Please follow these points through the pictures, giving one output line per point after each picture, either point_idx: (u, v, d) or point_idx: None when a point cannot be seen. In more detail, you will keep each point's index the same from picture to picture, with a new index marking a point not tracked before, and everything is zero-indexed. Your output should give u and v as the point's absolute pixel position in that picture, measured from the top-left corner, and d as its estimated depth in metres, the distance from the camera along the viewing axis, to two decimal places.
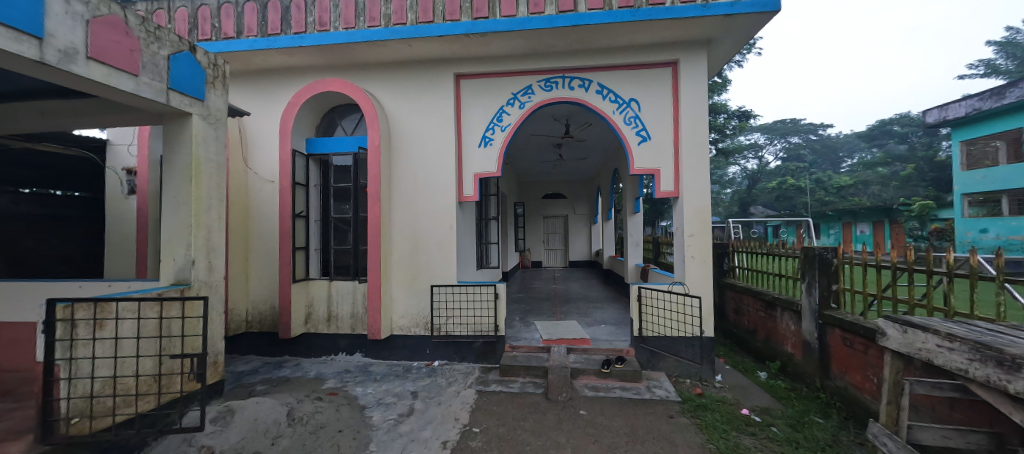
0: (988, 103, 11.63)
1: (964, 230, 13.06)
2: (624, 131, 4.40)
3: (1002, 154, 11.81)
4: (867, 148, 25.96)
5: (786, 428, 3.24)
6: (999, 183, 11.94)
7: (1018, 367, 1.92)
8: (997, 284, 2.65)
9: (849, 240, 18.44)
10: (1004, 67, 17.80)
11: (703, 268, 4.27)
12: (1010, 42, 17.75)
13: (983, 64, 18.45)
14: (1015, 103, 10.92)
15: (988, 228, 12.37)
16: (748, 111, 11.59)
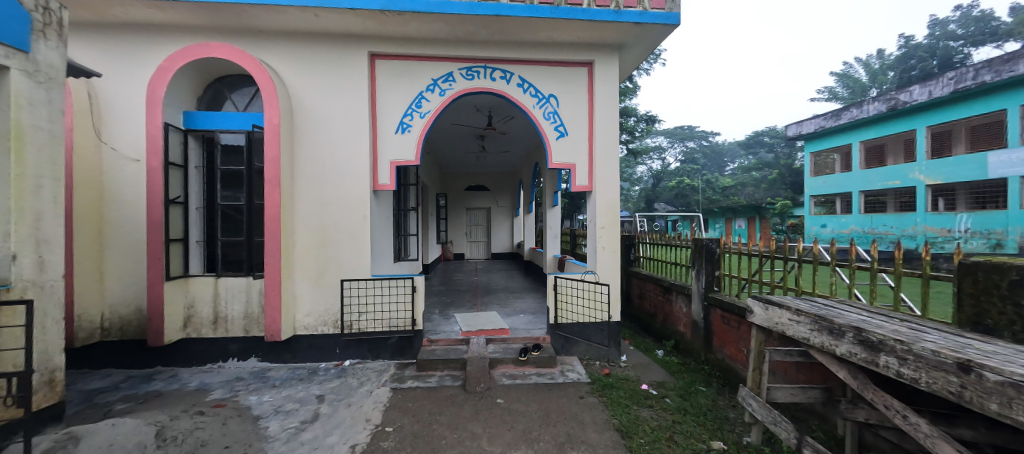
0: (830, 122, 14.56)
1: (811, 225, 15.86)
2: (544, 125, 4.51)
3: (838, 165, 14.86)
4: (745, 155, 30.59)
5: (677, 398, 3.67)
6: (836, 188, 14.78)
7: (842, 334, 2.43)
8: (832, 268, 3.23)
9: (730, 233, 21.64)
10: (841, 94, 22.41)
11: (612, 258, 4.61)
12: (845, 74, 22.25)
13: (827, 91, 22.89)
14: (848, 123, 13.85)
15: (827, 224, 15.22)
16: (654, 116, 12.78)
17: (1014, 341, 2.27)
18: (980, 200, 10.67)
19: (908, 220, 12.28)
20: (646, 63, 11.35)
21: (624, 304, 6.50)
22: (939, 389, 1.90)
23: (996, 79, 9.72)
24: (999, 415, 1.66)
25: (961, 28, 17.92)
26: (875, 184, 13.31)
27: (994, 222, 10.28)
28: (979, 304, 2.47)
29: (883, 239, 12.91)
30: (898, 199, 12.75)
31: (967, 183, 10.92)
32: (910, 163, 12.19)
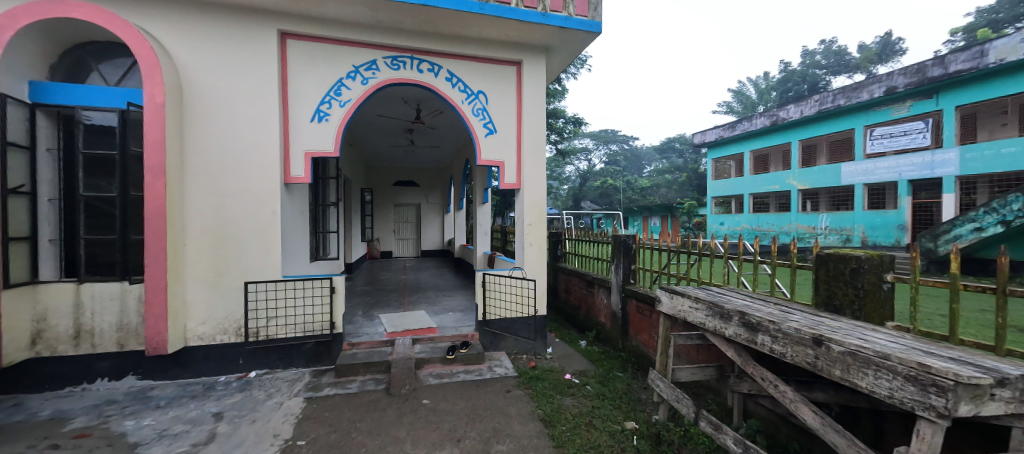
0: (727, 132, 16.53)
1: (712, 223, 17.88)
2: (472, 122, 4.48)
3: (733, 170, 17.01)
4: (659, 159, 33.68)
5: (597, 384, 3.91)
6: (732, 190, 16.86)
7: (729, 317, 2.78)
8: (725, 260, 3.66)
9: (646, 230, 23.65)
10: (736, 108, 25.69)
11: (538, 254, 4.76)
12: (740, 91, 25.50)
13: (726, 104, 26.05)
14: (741, 134, 15.89)
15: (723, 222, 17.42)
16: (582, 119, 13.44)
17: (853, 317, 2.78)
18: (837, 202, 12.92)
19: (784, 219, 14.56)
20: (573, 67, 11.87)
21: (551, 298, 6.76)
22: (799, 360, 2.26)
23: (850, 102, 11.87)
24: (841, 379, 2.02)
25: (824, 59, 21.54)
26: (761, 187, 15.39)
27: (845, 221, 12.51)
28: (830, 289, 2.98)
29: (766, 235, 14.99)
30: (779, 201, 14.93)
31: (827, 188, 13.14)
32: (788, 170, 14.35)
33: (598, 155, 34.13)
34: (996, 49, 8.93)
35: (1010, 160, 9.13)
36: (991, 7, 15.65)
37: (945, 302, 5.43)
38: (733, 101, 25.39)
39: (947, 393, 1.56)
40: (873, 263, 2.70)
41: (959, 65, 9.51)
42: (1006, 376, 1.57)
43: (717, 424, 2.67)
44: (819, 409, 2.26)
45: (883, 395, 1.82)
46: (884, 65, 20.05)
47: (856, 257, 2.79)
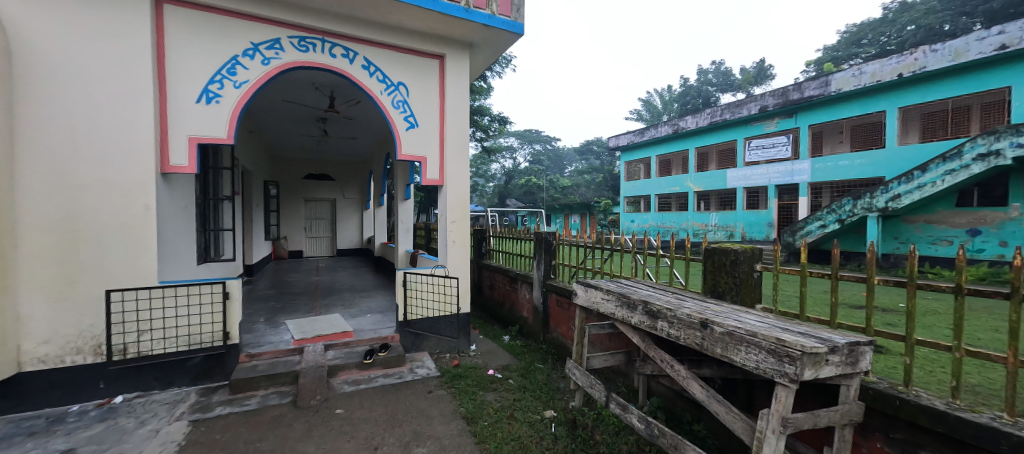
0: (637, 137, 18.11)
1: (625, 221, 19.44)
2: (392, 114, 4.28)
3: (643, 172, 18.72)
4: (579, 160, 35.77)
5: (519, 378, 4.03)
6: (641, 190, 18.48)
7: (634, 306, 3.05)
8: (633, 255, 3.99)
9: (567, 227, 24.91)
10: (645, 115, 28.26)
11: (462, 251, 4.74)
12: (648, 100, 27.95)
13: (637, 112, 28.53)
14: (648, 140, 17.53)
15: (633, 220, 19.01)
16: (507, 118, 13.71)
17: (732, 301, 3.23)
18: (724, 203, 14.90)
19: (682, 218, 16.36)
20: (499, 66, 12.00)
21: (476, 295, 6.79)
22: (689, 342, 2.56)
23: (734, 116, 13.78)
24: (721, 356, 2.33)
25: (714, 77, 24.75)
26: (666, 188, 17.12)
27: (729, 219, 14.45)
28: (715, 278, 3.42)
29: (670, 231, 16.70)
30: (679, 201, 16.76)
31: (717, 190, 15.08)
32: (687, 174, 16.13)
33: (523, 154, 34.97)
34: (836, 81, 11.04)
35: (846, 170, 11.30)
36: (833, 47, 19.38)
37: (792, 287, 6.64)
38: (642, 109, 27.74)
39: (797, 362, 1.88)
40: (747, 255, 3.16)
41: (812, 91, 11.59)
42: (836, 345, 1.93)
43: (624, 405, 2.90)
44: (706, 384, 2.57)
45: (751, 367, 2.13)
46: (759, 86, 23.65)
47: (735, 250, 3.24)
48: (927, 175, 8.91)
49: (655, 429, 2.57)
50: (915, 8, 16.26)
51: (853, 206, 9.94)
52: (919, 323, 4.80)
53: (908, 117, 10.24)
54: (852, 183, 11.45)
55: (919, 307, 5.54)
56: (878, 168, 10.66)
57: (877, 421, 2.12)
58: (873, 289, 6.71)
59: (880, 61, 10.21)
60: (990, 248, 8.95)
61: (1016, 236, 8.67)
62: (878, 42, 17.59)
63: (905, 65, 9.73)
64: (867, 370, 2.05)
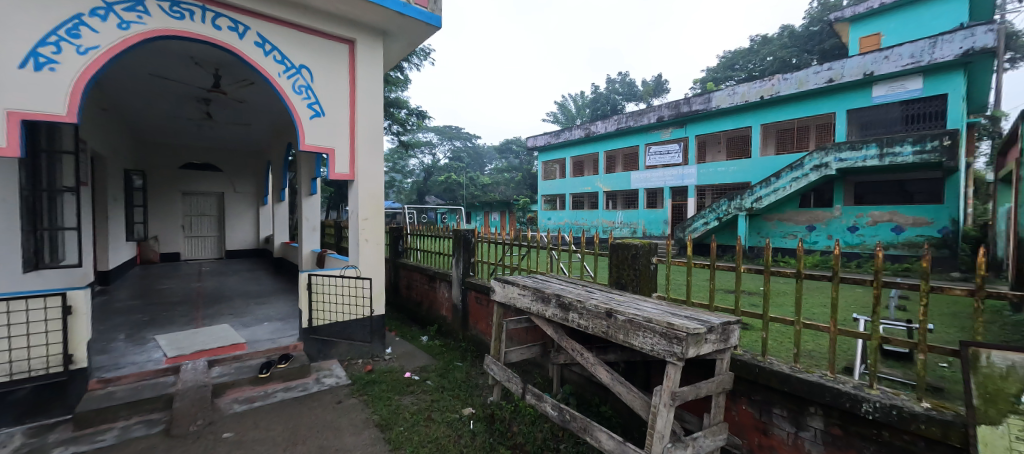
0: (552, 139, 19.07)
1: (542, 218, 20.29)
2: (293, 100, 3.91)
3: (558, 172, 19.76)
4: (499, 159, 36.38)
5: (437, 378, 3.96)
6: (557, 189, 19.56)
7: (547, 299, 3.19)
8: (548, 251, 4.13)
9: (487, 224, 25.17)
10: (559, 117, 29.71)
11: (376, 250, 4.52)
12: (563, 103, 29.53)
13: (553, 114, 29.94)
14: (563, 141, 18.58)
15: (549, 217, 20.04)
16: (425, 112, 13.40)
17: (633, 291, 3.56)
18: (630, 202, 16.42)
19: (592, 216, 17.69)
20: (417, 58, 11.62)
21: (392, 295, 6.52)
22: (595, 330, 2.75)
23: (637, 124, 15.26)
24: (622, 342, 2.55)
25: (620, 87, 27.05)
26: (580, 188, 18.31)
27: (633, 217, 15.99)
28: (619, 271, 3.72)
29: (583, 228, 17.87)
30: (591, 200, 18.03)
31: (623, 191, 16.53)
32: (598, 175, 17.41)
33: (443, 150, 34.33)
34: (716, 98, 12.97)
35: (724, 175, 13.17)
36: (713, 69, 22.29)
37: (679, 277, 7.61)
38: (558, 112, 29.16)
39: (682, 342, 2.14)
40: (646, 249, 3.50)
41: (698, 106, 13.37)
42: (712, 325, 2.24)
43: (539, 394, 3.00)
44: (611, 368, 2.79)
45: (647, 350, 2.36)
46: (657, 98, 26.49)
47: (635, 245, 3.56)
48: (780, 182, 10.88)
49: (566, 414, 2.71)
50: (772, 42, 19.68)
51: (728, 206, 11.71)
52: (773, 303, 5.87)
53: (767, 133, 12.31)
54: (728, 186, 13.41)
55: (767, 289, 6.78)
56: (746, 174, 12.65)
57: (742, 387, 2.50)
58: (739, 275, 7.99)
59: (747, 85, 12.25)
60: (821, 241, 11.17)
61: (837, 230, 10.94)
62: (746, 68, 20.75)
63: (764, 89, 11.86)
64: (736, 344, 2.40)
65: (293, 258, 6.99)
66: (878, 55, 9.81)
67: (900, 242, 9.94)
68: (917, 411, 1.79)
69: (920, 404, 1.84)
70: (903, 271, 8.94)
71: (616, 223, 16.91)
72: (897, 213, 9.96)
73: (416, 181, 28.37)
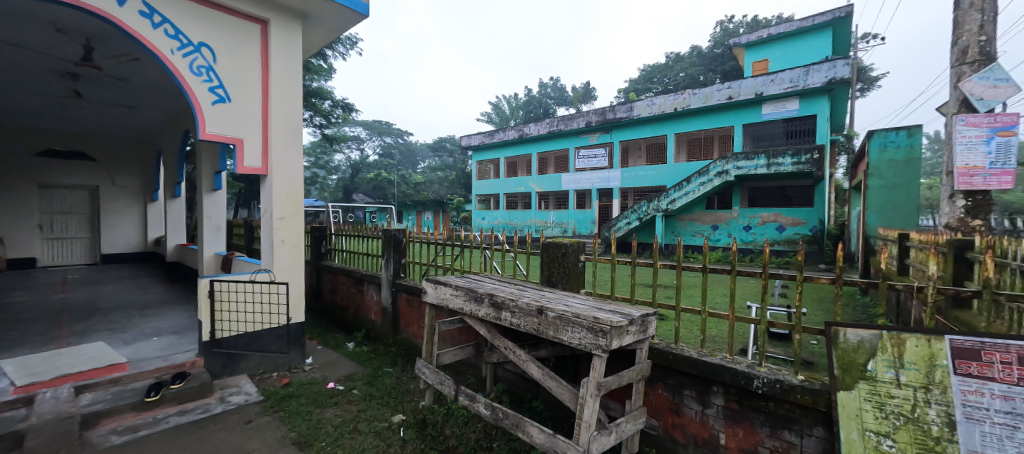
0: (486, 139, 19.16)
1: (476, 218, 20.30)
2: (191, 82, 3.51)
3: (493, 172, 19.91)
4: (433, 157, 35.52)
5: (364, 386, 3.75)
6: (491, 189, 19.68)
7: (480, 299, 3.18)
8: (482, 250, 4.12)
9: (420, 224, 24.53)
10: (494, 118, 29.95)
11: (295, 251, 4.24)
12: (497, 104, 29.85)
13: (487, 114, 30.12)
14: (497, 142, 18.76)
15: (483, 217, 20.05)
16: (351, 105, 12.73)
17: (562, 288, 3.70)
18: (561, 203, 17.12)
19: (526, 215, 18.09)
20: (342, 47, 10.96)
21: (313, 300, 6.06)
22: (526, 328, 2.80)
23: (568, 128, 15.98)
24: (552, 337, 2.61)
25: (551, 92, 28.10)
26: (513, 188, 18.68)
27: (564, 217, 16.67)
28: (550, 269, 3.85)
29: (517, 228, 18.23)
30: (525, 200, 18.48)
31: (555, 191, 17.21)
32: (530, 176, 17.94)
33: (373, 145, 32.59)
34: (637, 107, 14.05)
35: (645, 179, 14.32)
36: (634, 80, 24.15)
37: (601, 273, 8.16)
38: (492, 112, 29.37)
39: (607, 334, 2.27)
40: (574, 248, 3.66)
41: (621, 114, 14.39)
42: (633, 317, 2.41)
43: (472, 395, 2.95)
44: (541, 363, 2.85)
45: (575, 343, 2.45)
46: (585, 104, 27.99)
47: (565, 244, 3.71)
48: (691, 185, 12.14)
49: (499, 412, 2.70)
50: (684, 59, 21.84)
51: (647, 207, 12.79)
52: (684, 294, 6.58)
53: (679, 142, 13.67)
54: (648, 189, 14.61)
55: (675, 282, 7.56)
56: (662, 178, 13.90)
57: (658, 373, 2.73)
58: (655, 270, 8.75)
59: (663, 96, 13.50)
60: (722, 238, 12.59)
61: (735, 229, 12.44)
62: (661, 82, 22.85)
63: (676, 102, 13.16)
64: (653, 334, 2.60)
65: (192, 262, 6.17)
66: (766, 78, 11.39)
67: (782, 239, 11.61)
68: (795, 383, 2.09)
69: (797, 377, 2.16)
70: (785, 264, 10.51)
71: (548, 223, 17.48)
72: (780, 215, 11.63)
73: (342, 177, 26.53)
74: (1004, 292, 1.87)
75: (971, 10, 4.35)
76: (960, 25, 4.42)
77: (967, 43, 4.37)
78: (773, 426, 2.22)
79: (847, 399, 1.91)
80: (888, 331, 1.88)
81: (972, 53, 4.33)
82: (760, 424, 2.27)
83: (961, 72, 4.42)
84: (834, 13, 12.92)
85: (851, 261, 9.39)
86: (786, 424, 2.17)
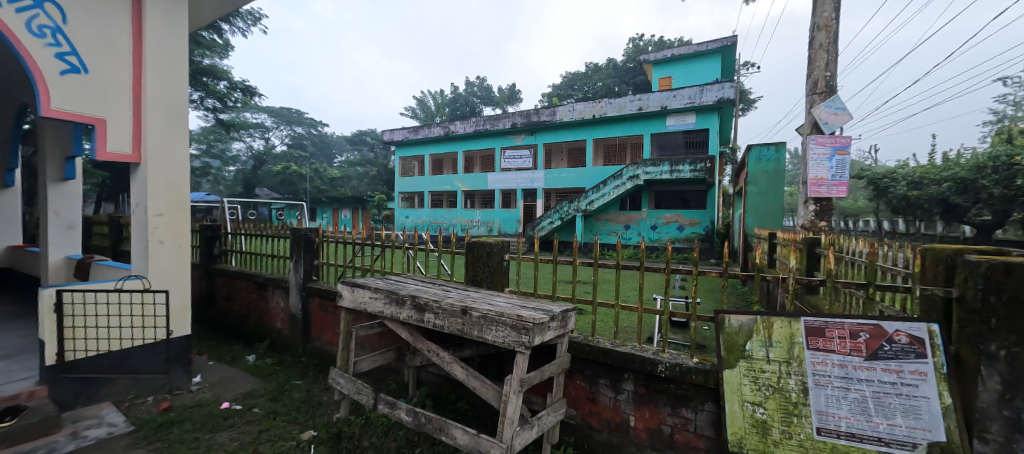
0: (411, 135, 18.54)
1: (399, 216, 19.49)
2: (27, 45, 2.88)
3: (418, 169, 19.30)
4: (350, 150, 32.95)
5: (267, 403, 3.36)
6: (416, 186, 19.08)
7: (401, 301, 3.00)
8: (405, 250, 3.95)
9: (337, 222, 22.85)
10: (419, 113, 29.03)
11: (178, 254, 3.67)
12: (423, 99, 29.00)
13: (412, 109, 29.12)
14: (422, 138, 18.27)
15: (407, 215, 19.30)
16: (253, 88, 11.47)
17: (486, 287, 3.72)
18: (487, 202, 17.24)
19: (452, 214, 17.81)
20: (241, 22, 9.74)
21: (203, 310, 5.29)
22: (450, 329, 2.71)
23: (494, 128, 16.14)
24: (476, 337, 2.57)
25: (478, 91, 28.12)
26: (438, 186, 18.35)
27: (490, 216, 16.76)
28: (475, 268, 3.83)
29: (443, 226, 17.92)
30: (451, 199, 18.27)
31: (480, 190, 17.29)
32: (456, 175, 17.81)
33: (281, 134, 29.40)
34: (559, 112, 14.72)
35: (565, 180, 15.10)
36: (557, 86, 25.25)
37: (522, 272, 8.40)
38: (417, 107, 28.48)
39: (529, 331, 2.31)
40: (499, 247, 3.69)
41: (545, 117, 14.97)
42: (554, 313, 2.49)
43: (392, 402, 2.77)
44: (465, 363, 2.79)
45: (497, 342, 2.45)
46: (511, 106, 28.58)
47: (490, 243, 3.72)
48: (607, 188, 13.09)
49: (421, 418, 2.58)
50: (601, 70, 23.44)
51: (569, 207, 13.50)
52: (598, 289, 7.08)
53: (598, 147, 14.68)
54: (569, 190, 15.40)
55: (587, 278, 8.08)
56: (581, 180, 14.78)
57: (576, 365, 2.86)
58: (574, 267, 9.24)
59: (582, 103, 14.34)
60: (633, 237, 13.77)
61: (644, 229, 13.72)
62: (581, 90, 24.23)
63: (594, 109, 14.07)
64: (571, 329, 2.71)
65: (30, 268, 5.00)
66: (669, 94, 12.74)
67: (682, 237, 13.09)
68: (690, 365, 2.35)
69: (692, 360, 2.43)
70: (684, 260, 11.88)
71: (474, 222, 17.42)
72: (681, 216, 13.14)
73: (240, 168, 23.45)
74: (840, 279, 2.31)
75: (821, 50, 5.32)
76: (813, 62, 5.39)
77: (816, 77, 5.35)
78: (674, 406, 2.46)
79: (731, 376, 2.21)
80: (761, 316, 2.21)
81: (822, 85, 5.28)
82: (663, 404, 2.50)
83: (813, 100, 5.39)
84: (722, 41, 14.96)
85: (733, 256, 10.93)
86: (684, 402, 2.42)
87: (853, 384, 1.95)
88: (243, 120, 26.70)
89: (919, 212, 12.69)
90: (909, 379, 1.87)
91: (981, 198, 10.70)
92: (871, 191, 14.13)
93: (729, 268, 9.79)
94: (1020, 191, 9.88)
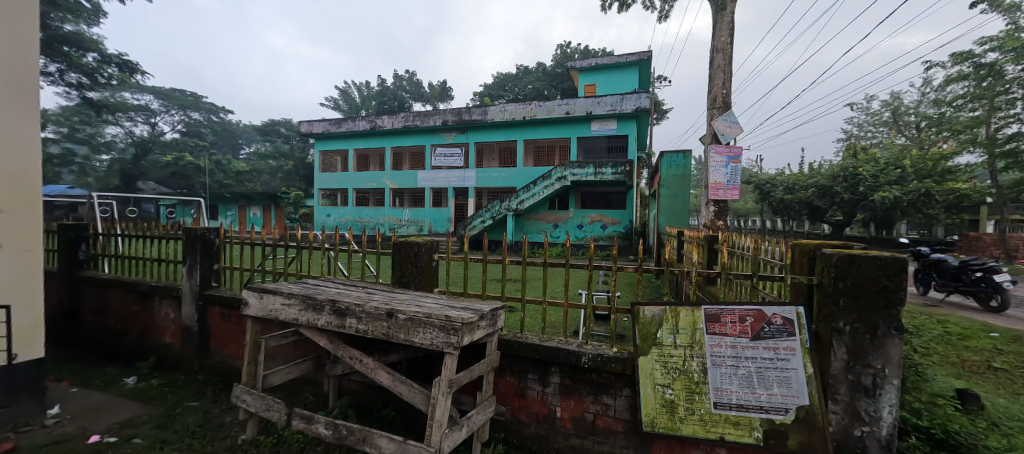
0: (333, 128, 17.32)
1: (320, 215, 18.07)
2: None
3: (340, 164, 18.09)
4: (261, 140, 29.61)
5: (153, 430, 2.90)
6: (339, 183, 17.87)
7: (320, 307, 2.74)
8: (323, 251, 3.65)
9: None
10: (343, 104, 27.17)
11: (25, 260, 3.01)
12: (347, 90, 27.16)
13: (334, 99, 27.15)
14: (345, 131, 17.15)
15: (330, 213, 18.05)
16: (135, 66, 10.03)
17: (414, 288, 3.61)
18: (417, 201, 16.80)
19: (379, 213, 17.03)
20: None
21: (62, 327, 4.41)
22: (375, 333, 2.56)
23: (424, 125, 15.71)
24: (402, 341, 2.46)
25: (407, 85, 27.09)
26: (364, 183, 17.40)
27: (420, 214, 16.35)
28: (401, 269, 3.69)
29: (369, 226, 17.04)
30: (377, 197, 17.50)
31: (410, 188, 16.74)
32: (383, 171, 17.04)
33: (173, 120, 25.39)
34: (491, 112, 14.81)
35: (497, 180, 15.25)
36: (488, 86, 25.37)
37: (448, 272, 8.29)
38: (340, 97, 26.59)
39: (458, 331, 2.27)
40: (428, 247, 3.59)
41: (477, 116, 14.96)
42: (483, 312, 2.49)
43: (309, 416, 2.54)
44: (392, 368, 2.64)
45: (425, 344, 2.37)
46: (443, 103, 28.09)
47: (418, 243, 3.61)
48: (537, 188, 13.49)
49: (343, 430, 2.41)
50: (532, 73, 24.07)
51: (500, 206, 13.67)
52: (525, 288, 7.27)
53: (528, 148, 15.05)
54: (501, 190, 15.60)
55: (512, 276, 8.26)
56: (513, 180, 15.04)
57: (506, 362, 2.90)
58: (503, 266, 9.40)
59: (514, 104, 14.53)
60: (562, 235, 14.42)
61: (572, 228, 14.43)
62: (511, 91, 24.64)
63: (526, 110, 14.37)
64: (501, 327, 2.72)
65: None
66: (594, 100, 13.50)
67: (605, 235, 14.00)
68: (611, 355, 2.51)
69: (612, 350, 2.61)
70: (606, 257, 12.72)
71: (404, 221, 16.83)
72: (605, 216, 14.03)
73: (117, 156, 19.77)
74: (732, 271, 2.63)
75: (719, 70, 6.04)
76: (713, 80, 6.09)
77: (715, 93, 6.04)
78: (596, 394, 2.61)
79: (645, 362, 2.42)
80: (670, 306, 2.43)
81: (720, 101, 5.99)
82: (586, 393, 2.64)
83: (713, 114, 6.08)
84: (640, 55, 16.27)
85: (648, 252, 11.99)
86: (605, 389, 2.59)
87: (742, 362, 2.26)
88: (121, 99, 22.53)
89: (792, 213, 15.09)
90: (783, 354, 2.21)
91: (835, 202, 12.99)
92: (758, 195, 16.45)
93: (645, 263, 10.71)
94: (861, 197, 12.21)
